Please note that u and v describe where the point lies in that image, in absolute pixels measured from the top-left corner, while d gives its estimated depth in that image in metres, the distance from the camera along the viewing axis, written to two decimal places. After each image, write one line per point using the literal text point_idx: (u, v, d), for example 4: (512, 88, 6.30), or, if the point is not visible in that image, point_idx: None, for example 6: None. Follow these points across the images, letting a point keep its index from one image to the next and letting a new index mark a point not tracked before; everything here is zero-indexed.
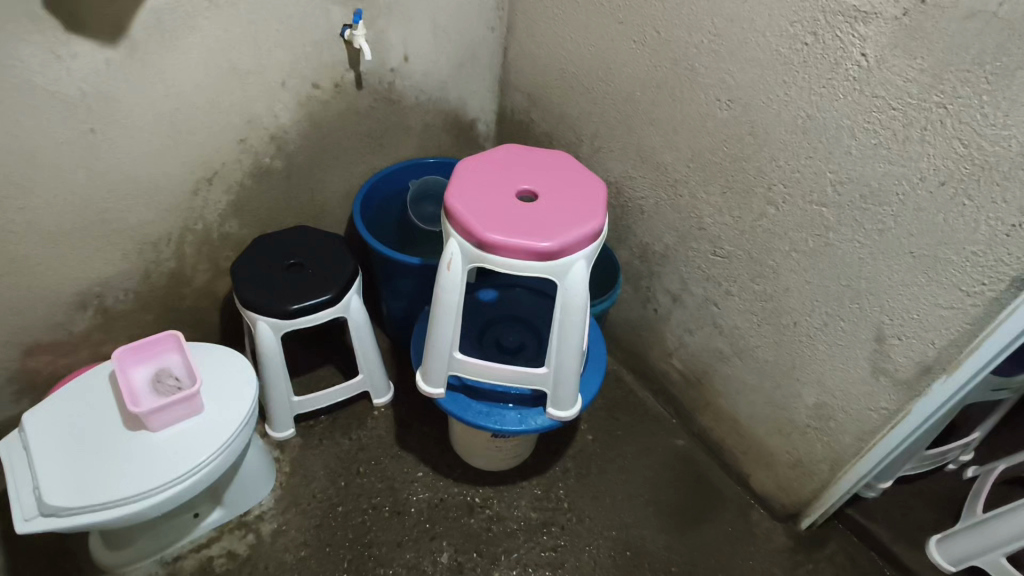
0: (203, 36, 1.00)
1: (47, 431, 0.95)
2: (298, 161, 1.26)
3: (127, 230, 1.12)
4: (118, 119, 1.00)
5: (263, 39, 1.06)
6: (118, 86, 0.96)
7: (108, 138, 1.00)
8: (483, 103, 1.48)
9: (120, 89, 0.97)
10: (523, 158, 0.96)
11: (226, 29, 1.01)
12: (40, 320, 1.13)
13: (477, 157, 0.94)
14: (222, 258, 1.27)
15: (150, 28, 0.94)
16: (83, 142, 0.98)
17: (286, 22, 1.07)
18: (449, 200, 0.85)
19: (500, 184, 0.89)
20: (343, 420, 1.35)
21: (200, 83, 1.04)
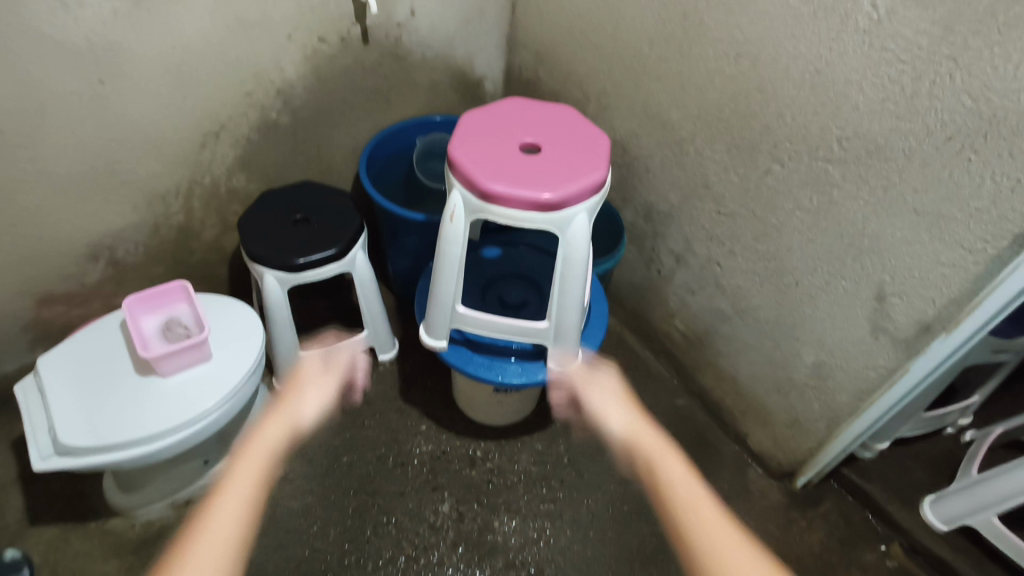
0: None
1: (61, 374, 0.97)
2: (305, 116, 1.26)
3: (136, 182, 1.13)
4: (125, 70, 1.00)
5: None
6: (123, 36, 0.96)
7: (114, 88, 1.01)
8: (491, 61, 1.47)
9: (127, 39, 0.97)
10: (528, 110, 0.95)
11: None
12: (52, 271, 1.15)
13: (481, 109, 0.93)
14: (230, 213, 1.29)
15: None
16: (90, 93, 0.99)
17: None
18: (452, 151, 0.85)
19: (504, 136, 0.89)
20: (348, 374, 1.37)
21: (205, 34, 1.04)
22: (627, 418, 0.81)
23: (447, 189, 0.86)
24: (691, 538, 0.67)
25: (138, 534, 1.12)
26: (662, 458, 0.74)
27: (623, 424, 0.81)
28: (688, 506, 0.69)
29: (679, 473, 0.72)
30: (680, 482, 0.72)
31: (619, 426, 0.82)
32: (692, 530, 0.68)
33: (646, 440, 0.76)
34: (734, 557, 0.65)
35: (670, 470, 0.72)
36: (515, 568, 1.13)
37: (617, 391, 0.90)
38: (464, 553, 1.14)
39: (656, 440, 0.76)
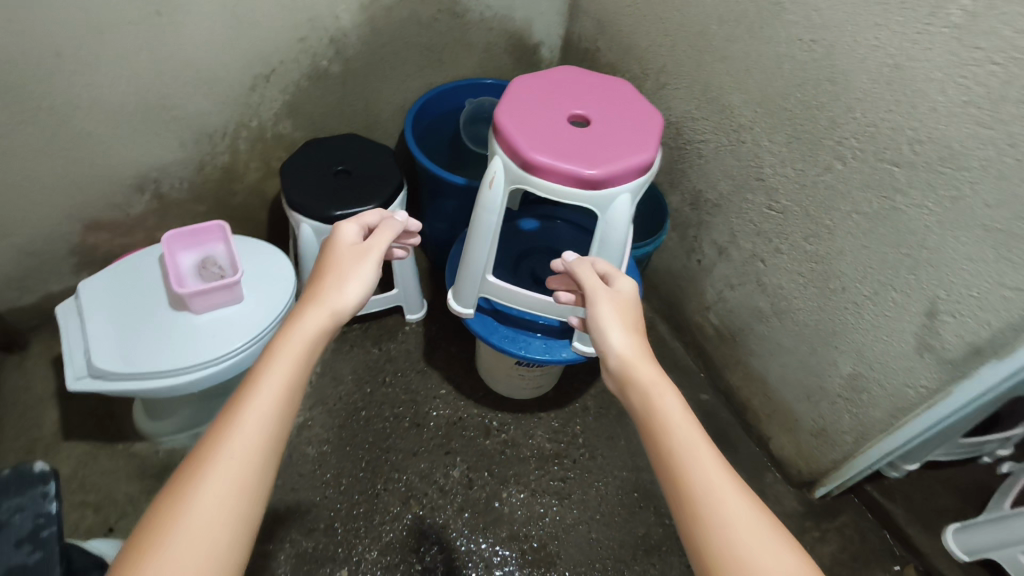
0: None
1: (99, 298, 1.00)
2: (356, 67, 1.24)
3: (186, 118, 1.14)
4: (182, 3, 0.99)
5: None
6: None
7: (171, 20, 1.00)
8: (551, 27, 1.42)
9: None
10: (580, 80, 0.91)
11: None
12: (99, 198, 1.17)
13: (531, 76, 0.90)
14: (275, 158, 1.29)
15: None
16: (147, 23, 0.99)
17: None
18: (497, 117, 0.83)
19: (552, 106, 0.86)
20: (375, 330, 1.38)
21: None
22: (630, 345, 0.68)
23: (489, 155, 0.84)
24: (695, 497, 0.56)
25: (161, 460, 1.17)
26: (663, 396, 0.64)
27: (624, 349, 0.68)
28: (716, 498, 0.56)
29: (676, 412, 0.62)
30: (678, 424, 0.61)
31: (619, 350, 0.69)
32: (705, 497, 0.56)
33: (643, 372, 0.66)
34: (736, 509, 0.56)
35: (670, 410, 0.62)
36: (518, 541, 1.13)
37: (629, 310, 0.73)
38: (469, 519, 1.15)
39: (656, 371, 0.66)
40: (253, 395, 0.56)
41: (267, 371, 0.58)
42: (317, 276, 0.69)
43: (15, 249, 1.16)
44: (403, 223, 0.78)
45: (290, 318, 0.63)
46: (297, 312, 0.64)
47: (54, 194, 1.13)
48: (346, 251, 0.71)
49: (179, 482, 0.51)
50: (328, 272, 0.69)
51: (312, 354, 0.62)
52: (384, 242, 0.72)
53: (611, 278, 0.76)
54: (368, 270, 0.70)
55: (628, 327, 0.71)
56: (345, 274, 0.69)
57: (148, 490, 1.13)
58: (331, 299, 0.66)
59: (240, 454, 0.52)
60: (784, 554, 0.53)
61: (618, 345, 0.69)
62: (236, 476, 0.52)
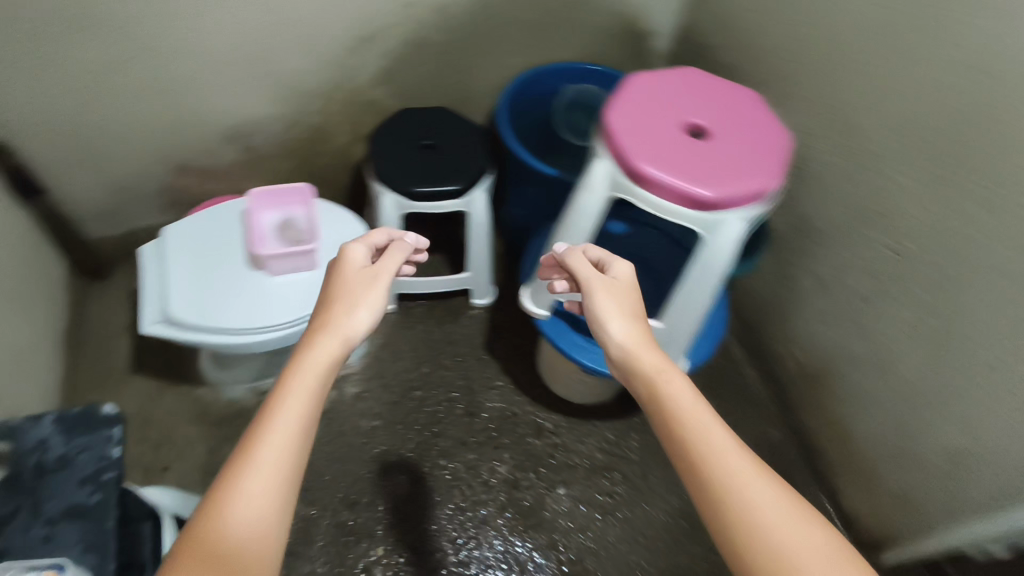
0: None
1: (179, 245, 1.01)
2: (457, 38, 1.19)
3: (282, 73, 1.12)
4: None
5: None
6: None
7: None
8: (667, 15, 1.33)
9: None
10: (705, 80, 0.83)
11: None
12: (192, 144, 1.18)
13: (652, 71, 0.82)
14: (364, 123, 1.27)
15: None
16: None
17: None
18: (607, 118, 0.77)
19: (671, 110, 0.79)
20: (440, 310, 1.36)
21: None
22: (632, 332, 0.67)
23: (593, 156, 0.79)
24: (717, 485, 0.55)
25: (220, 409, 1.19)
26: (668, 379, 0.62)
27: (625, 336, 0.66)
28: (730, 483, 0.54)
29: (687, 399, 0.61)
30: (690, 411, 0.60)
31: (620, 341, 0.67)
32: (723, 484, 0.55)
33: (647, 359, 0.65)
34: (757, 491, 0.54)
35: (680, 399, 0.61)
36: (556, 550, 1.10)
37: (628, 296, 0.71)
38: (510, 520, 1.12)
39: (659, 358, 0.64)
40: (265, 434, 0.56)
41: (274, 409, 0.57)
42: (325, 302, 0.67)
43: (109, 182, 1.19)
44: (412, 246, 0.76)
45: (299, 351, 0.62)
46: (307, 342, 0.63)
47: (150, 134, 1.14)
48: (354, 274, 0.70)
49: (201, 518, 0.52)
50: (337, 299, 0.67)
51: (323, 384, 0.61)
52: (393, 265, 0.70)
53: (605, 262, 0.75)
54: (380, 294, 0.68)
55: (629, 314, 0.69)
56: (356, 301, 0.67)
57: (205, 436, 1.16)
58: (341, 327, 0.65)
59: (260, 478, 0.54)
60: (809, 527, 0.52)
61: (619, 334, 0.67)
62: (257, 513, 0.52)
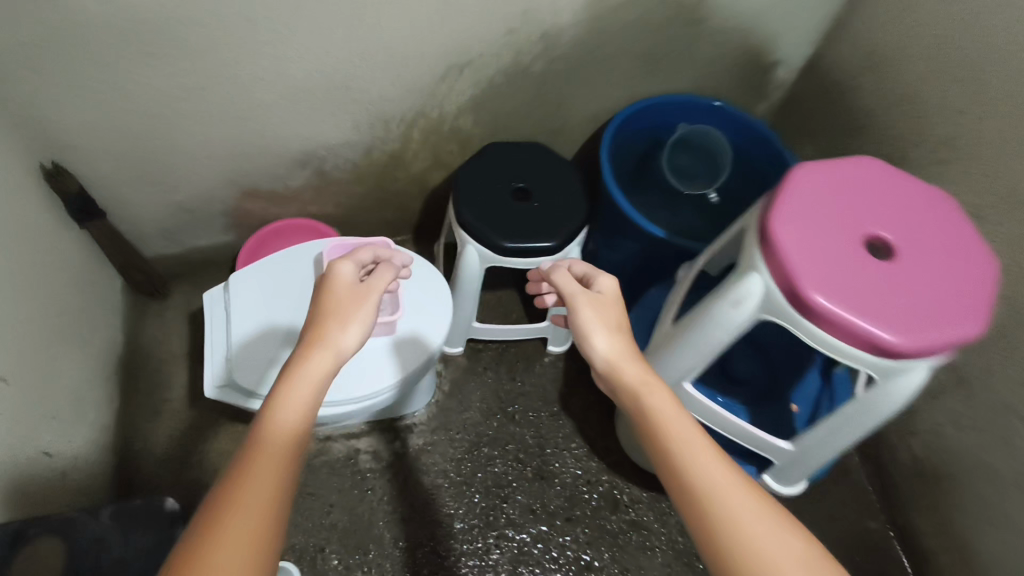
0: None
1: (250, 296, 0.91)
2: (562, 67, 1.05)
3: (366, 100, 1.00)
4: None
5: None
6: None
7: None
8: (798, 45, 1.17)
9: None
10: (888, 179, 0.68)
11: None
12: (262, 168, 1.07)
13: (831, 162, 0.68)
14: (446, 151, 1.14)
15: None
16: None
17: None
18: (771, 222, 0.64)
19: (850, 217, 0.65)
20: (512, 355, 1.25)
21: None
22: (617, 344, 0.65)
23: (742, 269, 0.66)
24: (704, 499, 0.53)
25: None
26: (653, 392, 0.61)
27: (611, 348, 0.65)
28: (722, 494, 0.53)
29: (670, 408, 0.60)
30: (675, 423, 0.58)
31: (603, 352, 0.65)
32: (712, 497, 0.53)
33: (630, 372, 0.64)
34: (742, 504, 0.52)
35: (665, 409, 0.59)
36: None
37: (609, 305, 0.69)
38: None
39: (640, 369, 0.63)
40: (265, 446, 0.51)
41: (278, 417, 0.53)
42: (316, 315, 0.61)
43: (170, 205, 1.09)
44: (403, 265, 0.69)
45: (290, 365, 0.56)
46: (297, 356, 0.57)
47: (218, 159, 1.03)
48: (349, 290, 0.63)
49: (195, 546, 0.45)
50: (331, 312, 0.61)
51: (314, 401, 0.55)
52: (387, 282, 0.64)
53: (591, 276, 0.74)
54: (375, 310, 0.62)
55: (610, 326, 0.67)
56: (350, 316, 0.60)
57: None
58: (335, 340, 0.58)
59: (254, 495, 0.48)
60: (796, 542, 0.51)
61: (603, 346, 0.65)
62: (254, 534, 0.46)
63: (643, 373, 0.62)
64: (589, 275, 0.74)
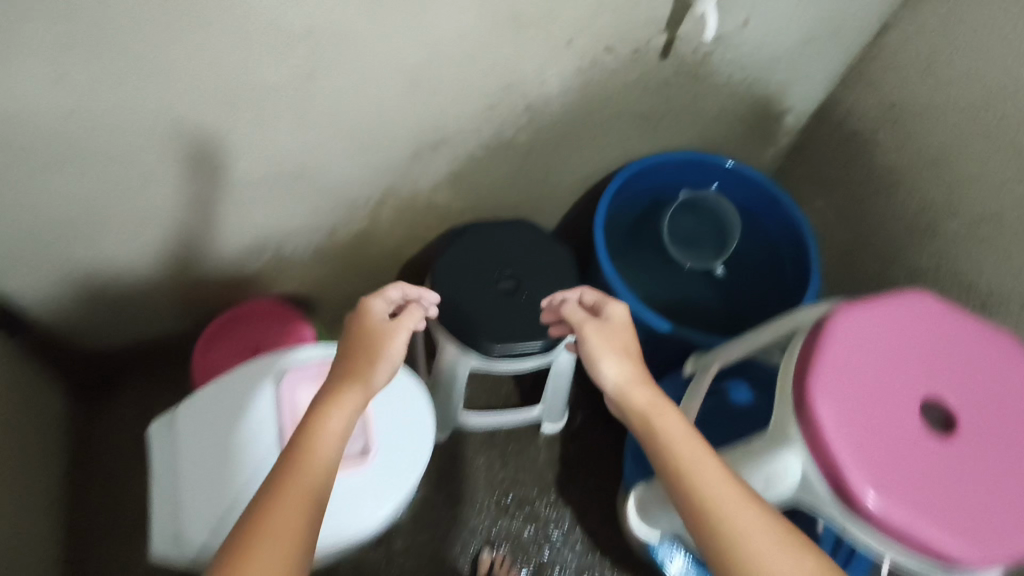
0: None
1: (200, 433, 0.80)
2: (548, 136, 0.93)
3: (325, 186, 0.87)
4: (354, 59, 0.70)
5: None
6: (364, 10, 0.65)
7: (332, 79, 0.71)
8: (810, 94, 1.05)
9: (358, 26, 0.67)
10: (943, 327, 0.57)
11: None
12: (213, 260, 0.95)
13: (929, 300, 0.59)
14: (421, 225, 1.03)
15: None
16: (295, 82, 0.70)
17: None
18: (829, 327, 0.57)
19: (932, 363, 0.55)
20: (503, 437, 1.15)
21: (469, 20, 0.71)
22: (626, 368, 0.62)
23: (779, 393, 0.57)
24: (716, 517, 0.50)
25: None
26: (662, 414, 0.57)
27: (620, 373, 0.62)
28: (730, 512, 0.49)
29: (681, 430, 0.56)
30: (682, 444, 0.55)
31: (612, 379, 0.62)
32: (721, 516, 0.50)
33: (638, 397, 0.60)
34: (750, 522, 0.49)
35: (673, 432, 0.56)
36: None
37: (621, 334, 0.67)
38: None
39: (649, 392, 0.60)
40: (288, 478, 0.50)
41: (323, 436, 0.54)
42: (348, 352, 0.64)
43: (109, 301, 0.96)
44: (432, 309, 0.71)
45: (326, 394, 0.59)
46: (328, 389, 0.59)
47: (162, 254, 0.90)
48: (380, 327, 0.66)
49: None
50: (360, 348, 0.64)
51: (347, 430, 0.57)
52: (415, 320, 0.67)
53: (602, 304, 0.72)
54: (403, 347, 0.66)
55: (620, 350, 0.64)
56: (380, 353, 0.64)
57: None
58: (365, 376, 0.61)
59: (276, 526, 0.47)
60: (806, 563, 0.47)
61: (611, 372, 0.62)
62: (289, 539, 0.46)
63: (652, 394, 0.60)
64: (600, 304, 0.72)
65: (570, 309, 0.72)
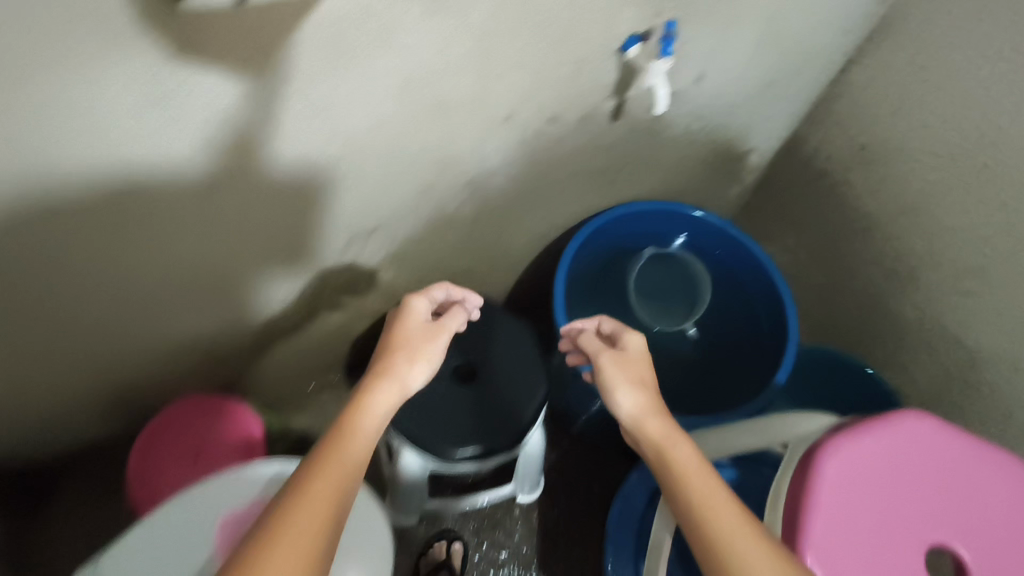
0: (422, 62, 0.56)
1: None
2: (496, 206, 0.85)
3: (242, 291, 0.75)
4: (265, 183, 0.59)
5: (496, 57, 0.60)
6: (275, 140, 0.55)
7: (241, 205, 0.61)
8: (773, 130, 0.98)
9: (251, 135, 0.53)
10: (933, 454, 0.54)
11: (471, 46, 0.57)
12: (118, 377, 0.81)
13: (921, 422, 0.55)
14: (366, 305, 0.94)
15: (339, 50, 0.49)
16: (202, 218, 0.59)
17: (543, 34, 0.60)
18: (820, 464, 0.52)
19: (926, 487, 0.53)
20: (478, 515, 1.08)
21: (390, 124, 0.61)
22: (642, 396, 0.57)
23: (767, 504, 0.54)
24: (731, 548, 0.46)
25: None
26: (673, 444, 0.53)
27: (633, 404, 0.57)
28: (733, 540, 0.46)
29: (693, 464, 0.52)
30: (694, 472, 0.51)
31: (625, 408, 0.57)
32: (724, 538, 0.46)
33: (653, 426, 0.55)
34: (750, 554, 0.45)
35: (686, 463, 0.52)
36: None
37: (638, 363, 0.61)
38: None
39: (666, 424, 0.55)
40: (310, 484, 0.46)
41: (348, 447, 0.50)
42: (387, 350, 0.60)
43: (81, 376, 0.76)
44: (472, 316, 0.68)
45: (363, 391, 0.55)
46: (361, 388, 0.56)
47: (53, 384, 0.75)
48: (420, 328, 0.62)
49: None
50: (400, 346, 0.60)
51: (376, 440, 0.53)
52: (457, 325, 0.64)
53: (620, 333, 0.68)
54: (441, 352, 0.62)
55: (636, 379, 0.59)
56: (419, 351, 0.60)
57: None
58: (404, 373, 0.58)
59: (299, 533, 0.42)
60: None
61: (624, 401, 0.57)
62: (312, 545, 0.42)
63: (666, 427, 0.55)
64: (618, 333, 0.67)
65: (588, 337, 0.67)
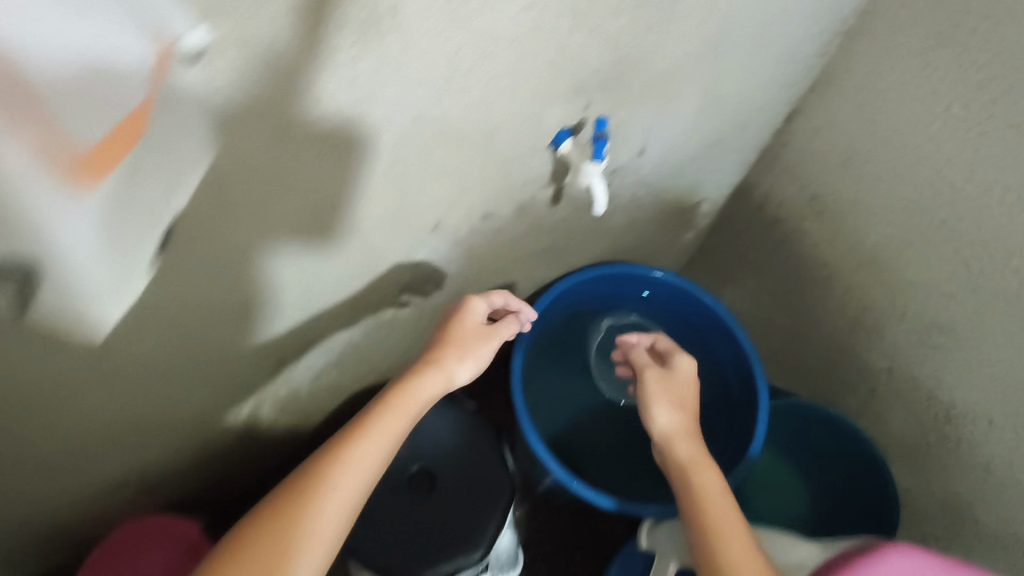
0: (331, 200, 0.50)
1: None
2: (440, 300, 0.79)
3: (167, 437, 0.68)
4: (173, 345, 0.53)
5: (413, 178, 0.54)
6: (167, 302, 0.48)
7: (136, 372, 0.53)
8: (723, 181, 0.95)
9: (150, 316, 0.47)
10: None
11: (385, 175, 0.51)
12: (44, 549, 0.72)
13: (919, 558, 0.52)
14: (314, 409, 0.88)
15: (231, 208, 0.43)
16: (90, 394, 0.51)
17: (464, 147, 0.54)
18: None
19: None
20: None
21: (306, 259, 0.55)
22: (679, 420, 0.67)
23: None
24: (722, 556, 0.56)
25: None
26: (700, 470, 0.63)
27: (670, 424, 0.67)
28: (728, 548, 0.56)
29: (717, 490, 0.61)
30: (714, 496, 0.61)
31: (662, 425, 0.67)
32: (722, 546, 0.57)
33: (683, 451, 0.65)
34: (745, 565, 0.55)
35: (710, 484, 0.62)
36: None
37: (684, 388, 0.71)
38: None
39: (698, 450, 0.65)
40: (346, 460, 0.54)
41: (365, 440, 0.56)
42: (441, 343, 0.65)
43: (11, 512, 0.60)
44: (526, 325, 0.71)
45: (411, 382, 0.60)
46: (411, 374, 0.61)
47: None
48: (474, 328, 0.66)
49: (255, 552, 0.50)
50: (452, 341, 0.65)
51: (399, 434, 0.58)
52: (511, 333, 0.68)
53: (672, 353, 0.76)
54: (489, 355, 0.66)
55: (678, 405, 0.69)
56: (470, 351, 0.65)
57: None
58: (451, 369, 0.63)
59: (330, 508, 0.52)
60: None
61: (663, 420, 0.67)
62: (337, 519, 0.52)
63: (694, 451, 0.65)
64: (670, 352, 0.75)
65: (639, 353, 0.76)
